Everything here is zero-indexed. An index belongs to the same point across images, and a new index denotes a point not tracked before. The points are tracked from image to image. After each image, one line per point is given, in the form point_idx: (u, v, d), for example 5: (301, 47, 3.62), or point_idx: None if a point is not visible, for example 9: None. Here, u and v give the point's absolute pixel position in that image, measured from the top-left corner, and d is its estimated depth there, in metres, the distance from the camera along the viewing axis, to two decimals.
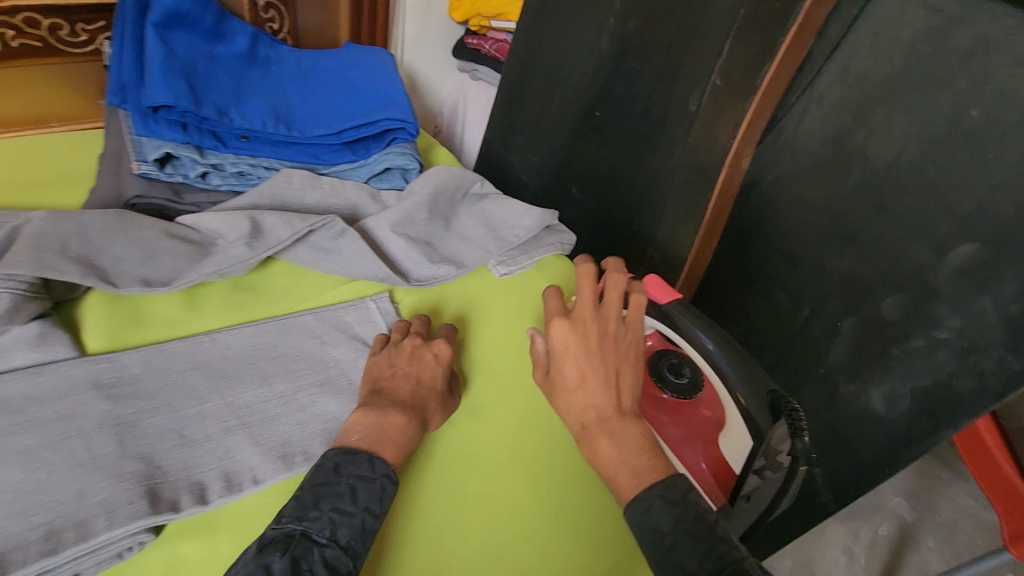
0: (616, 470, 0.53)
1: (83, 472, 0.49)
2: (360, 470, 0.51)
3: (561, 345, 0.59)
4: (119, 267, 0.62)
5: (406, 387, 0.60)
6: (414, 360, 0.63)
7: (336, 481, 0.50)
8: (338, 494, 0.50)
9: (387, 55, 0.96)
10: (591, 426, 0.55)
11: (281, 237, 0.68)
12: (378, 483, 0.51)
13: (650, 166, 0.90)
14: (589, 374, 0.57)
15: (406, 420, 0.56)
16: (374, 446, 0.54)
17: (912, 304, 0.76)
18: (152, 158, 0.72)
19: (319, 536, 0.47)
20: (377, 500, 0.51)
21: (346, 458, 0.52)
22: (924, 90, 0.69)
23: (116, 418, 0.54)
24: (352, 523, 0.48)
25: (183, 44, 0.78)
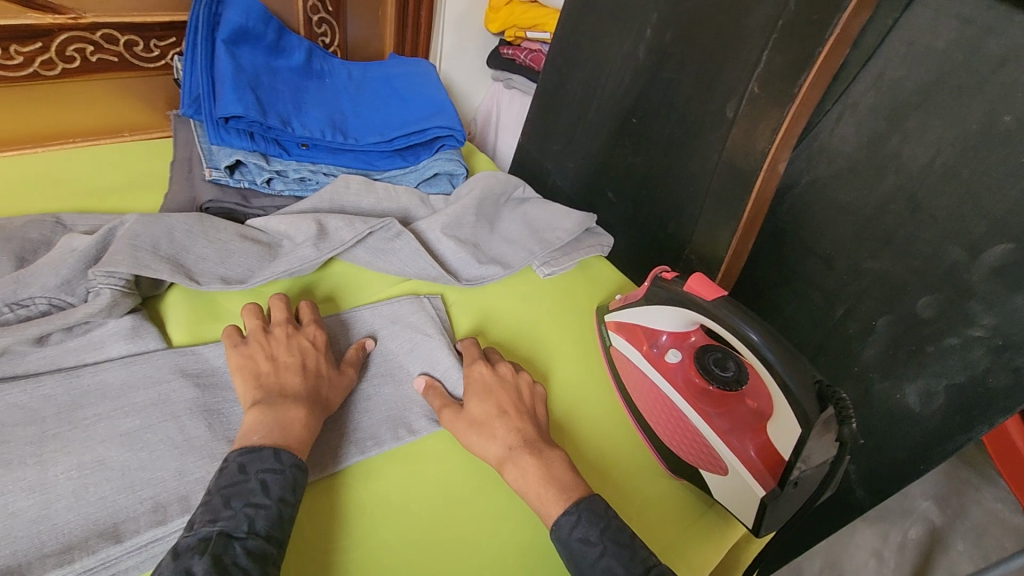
0: (536, 490, 0.56)
1: (180, 452, 0.54)
2: (266, 464, 0.51)
3: (484, 382, 0.65)
4: (202, 266, 0.67)
5: (294, 376, 0.60)
6: (292, 350, 0.62)
7: (243, 479, 0.50)
8: (249, 489, 0.49)
9: (431, 67, 1.01)
10: (516, 447, 0.58)
11: (345, 238, 0.73)
12: (289, 473, 0.51)
13: (687, 171, 0.94)
14: (509, 407, 0.62)
15: (305, 414, 0.56)
16: (280, 440, 0.53)
17: (946, 303, 0.79)
18: (223, 165, 0.77)
19: (238, 532, 0.46)
20: (290, 489, 0.51)
21: (248, 457, 0.51)
22: (958, 97, 0.72)
23: (205, 403, 0.58)
24: (269, 513, 0.48)
25: (249, 59, 0.83)
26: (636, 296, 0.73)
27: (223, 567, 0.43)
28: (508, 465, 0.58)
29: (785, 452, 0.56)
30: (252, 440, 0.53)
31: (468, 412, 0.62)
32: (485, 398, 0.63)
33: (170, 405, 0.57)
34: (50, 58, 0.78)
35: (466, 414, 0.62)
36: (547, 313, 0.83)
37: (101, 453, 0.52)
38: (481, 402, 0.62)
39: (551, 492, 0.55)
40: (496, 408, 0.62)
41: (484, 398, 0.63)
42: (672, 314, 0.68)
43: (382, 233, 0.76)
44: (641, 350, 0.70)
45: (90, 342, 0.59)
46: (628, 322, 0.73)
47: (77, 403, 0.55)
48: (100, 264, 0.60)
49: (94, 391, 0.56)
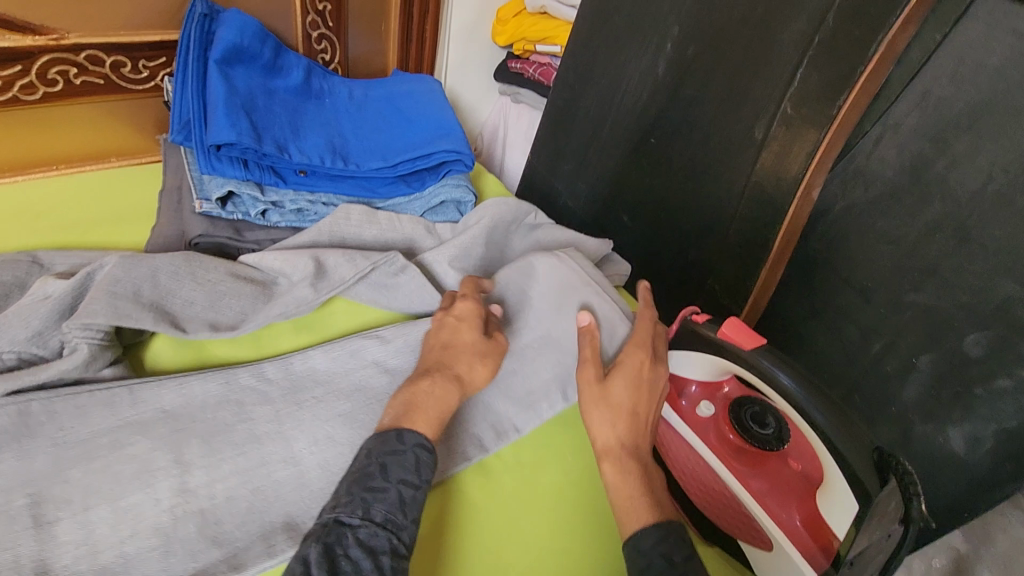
0: (626, 494, 0.52)
1: (183, 522, 0.50)
2: (388, 445, 0.50)
3: (634, 366, 0.60)
4: (189, 311, 0.61)
5: (435, 354, 0.61)
6: (446, 322, 0.64)
7: (366, 463, 0.49)
8: (368, 473, 0.48)
9: (437, 84, 0.96)
10: (625, 449, 0.55)
11: (345, 276, 0.67)
12: (410, 455, 0.50)
13: (709, 195, 0.88)
14: (641, 402, 0.58)
15: (433, 381, 0.57)
16: (403, 421, 0.53)
17: (999, 340, 0.72)
18: (215, 197, 0.72)
19: (353, 517, 0.46)
20: (412, 471, 0.49)
21: (376, 440, 0.51)
22: (1015, 119, 0.65)
23: (220, 457, 0.54)
24: (388, 497, 0.47)
25: (243, 80, 0.78)
26: (669, 334, 0.68)
27: (335, 555, 0.43)
28: (609, 459, 0.54)
29: (838, 530, 0.50)
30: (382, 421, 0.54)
31: (607, 388, 0.59)
32: (630, 387, 0.59)
33: (181, 462, 0.53)
34: (30, 83, 0.72)
35: (606, 388, 0.59)
36: None
37: (93, 525, 0.48)
38: (624, 389, 0.58)
39: (639, 503, 0.51)
40: (632, 403, 0.57)
41: (628, 387, 0.58)
42: (704, 361, 0.62)
43: (385, 268, 0.70)
44: (671, 404, 0.65)
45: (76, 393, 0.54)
46: None
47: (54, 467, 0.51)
48: (75, 316, 0.55)
49: (88, 450, 0.52)
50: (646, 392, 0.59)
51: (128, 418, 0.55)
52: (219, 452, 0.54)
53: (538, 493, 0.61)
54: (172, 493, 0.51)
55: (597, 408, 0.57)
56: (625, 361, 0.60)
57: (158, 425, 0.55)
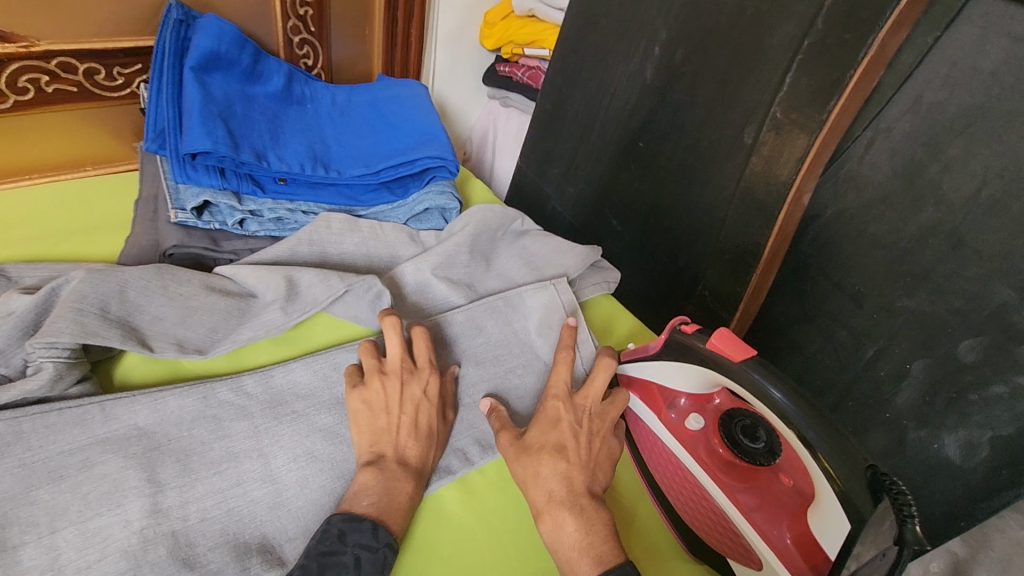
0: (565, 553, 0.52)
1: (154, 546, 0.47)
2: (364, 538, 0.49)
3: (555, 416, 0.60)
4: (158, 327, 0.60)
5: (409, 441, 0.57)
6: (408, 402, 0.58)
7: (340, 551, 0.48)
8: (341, 563, 0.47)
9: (422, 89, 0.94)
10: (558, 499, 0.54)
11: (318, 296, 0.65)
12: (381, 553, 0.49)
13: (698, 200, 0.86)
14: (570, 443, 0.58)
15: (413, 488, 0.55)
16: (383, 513, 0.52)
17: (992, 348, 0.71)
18: (190, 207, 0.70)
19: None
20: (380, 569, 0.49)
21: (350, 525, 0.49)
22: (1008, 123, 0.63)
23: (194, 477, 0.51)
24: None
25: (220, 86, 0.76)
26: (653, 347, 0.65)
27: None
28: (545, 517, 0.54)
29: (830, 551, 0.48)
30: (361, 504, 0.52)
31: (526, 441, 0.59)
32: (547, 430, 0.59)
33: (153, 482, 0.50)
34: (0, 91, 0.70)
35: (523, 442, 0.59)
36: (617, 328, 0.82)
37: (59, 550, 0.45)
38: (541, 433, 0.59)
39: (580, 563, 0.51)
40: (555, 444, 0.58)
41: (546, 430, 0.59)
42: (693, 373, 0.60)
43: (361, 290, 0.67)
44: (658, 414, 0.63)
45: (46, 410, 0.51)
46: (640, 378, 0.66)
47: (14, 486, 0.47)
48: (39, 334, 0.52)
49: (55, 469, 0.49)
50: (572, 434, 0.59)
51: (98, 435, 0.51)
52: (194, 470, 0.52)
53: (518, 512, 0.59)
54: (144, 514, 0.48)
55: (518, 462, 0.57)
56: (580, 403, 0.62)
57: (131, 442, 0.52)
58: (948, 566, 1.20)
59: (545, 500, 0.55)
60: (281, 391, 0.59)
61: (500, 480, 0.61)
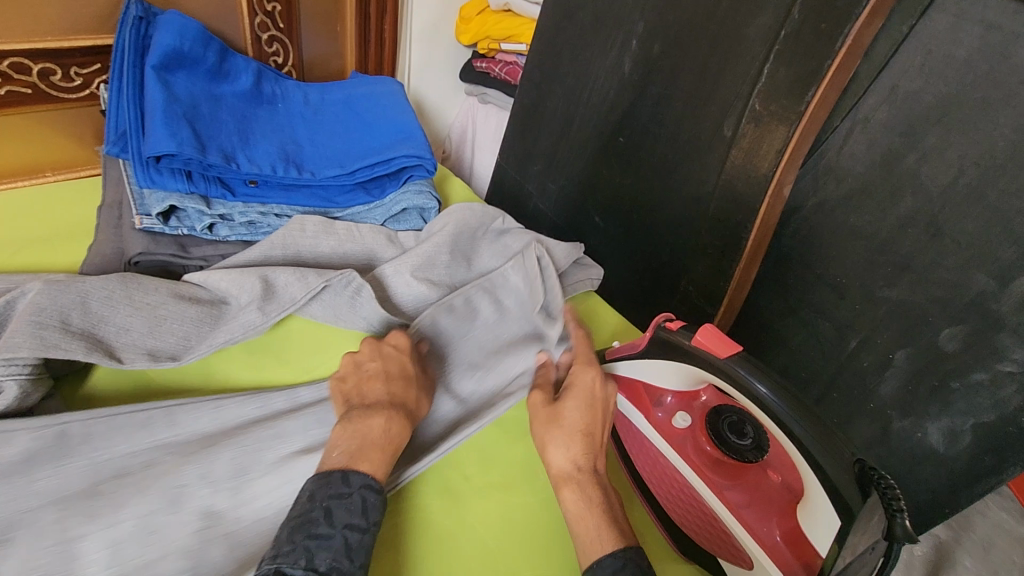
0: (592, 522, 0.50)
1: None
2: (334, 489, 0.47)
3: (588, 388, 0.60)
4: (124, 338, 0.57)
5: (378, 386, 0.57)
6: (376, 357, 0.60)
7: (310, 507, 0.46)
8: (312, 519, 0.45)
9: (399, 86, 0.92)
10: (586, 472, 0.54)
11: (295, 297, 0.63)
12: (356, 498, 0.47)
13: (680, 193, 0.85)
14: (598, 421, 0.58)
15: (386, 421, 0.54)
16: (354, 461, 0.50)
17: (973, 335, 0.71)
18: (155, 212, 0.67)
19: (294, 569, 0.42)
20: (359, 514, 0.46)
21: (318, 482, 0.48)
22: (984, 112, 0.63)
23: (226, 500, 0.50)
24: (333, 545, 0.44)
25: (185, 86, 0.73)
26: (639, 343, 0.63)
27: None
28: (571, 486, 0.53)
29: (821, 546, 0.48)
30: (332, 456, 0.50)
31: (558, 413, 0.57)
32: (583, 406, 0.58)
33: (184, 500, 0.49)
34: None
35: (557, 412, 0.58)
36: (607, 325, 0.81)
37: None
38: (579, 407, 0.58)
39: (607, 532, 0.49)
40: (589, 422, 0.57)
41: (581, 406, 0.58)
42: (677, 369, 0.59)
43: (340, 286, 0.65)
44: (644, 413, 0.62)
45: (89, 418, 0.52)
46: (626, 377, 0.65)
47: None
48: None
49: (91, 479, 0.49)
50: (600, 412, 0.59)
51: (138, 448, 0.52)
52: (226, 493, 0.50)
53: (504, 515, 0.57)
54: (170, 533, 0.47)
55: (547, 431, 0.56)
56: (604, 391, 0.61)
57: (170, 459, 0.52)
58: (931, 548, 1.22)
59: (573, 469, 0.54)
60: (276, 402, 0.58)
61: (482, 485, 0.60)
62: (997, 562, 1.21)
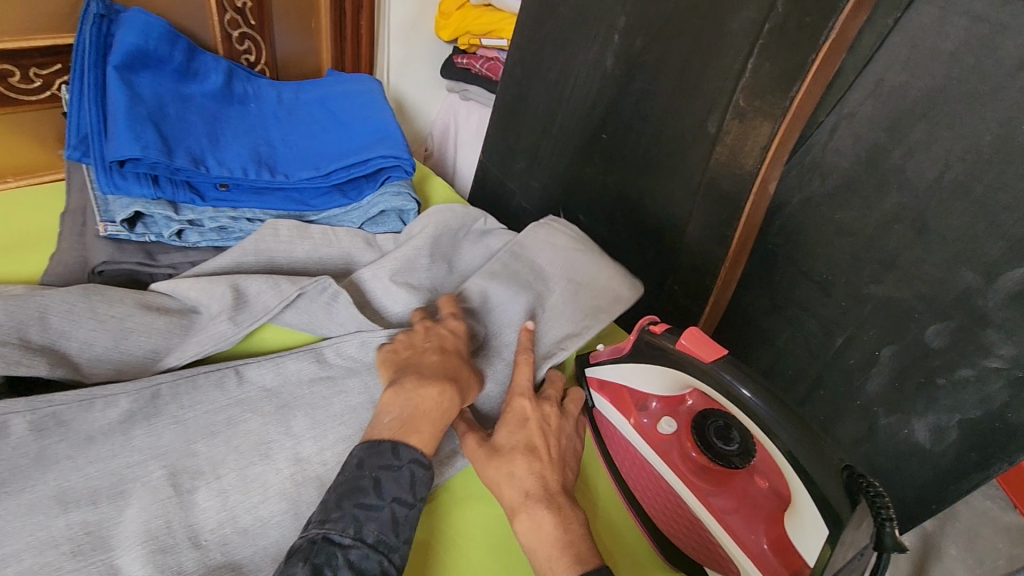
0: (546, 552, 0.49)
1: None
2: (384, 460, 0.48)
3: (523, 413, 0.58)
4: (90, 352, 0.55)
5: (434, 360, 0.57)
6: (431, 337, 0.60)
7: (359, 476, 0.47)
8: (361, 488, 0.46)
9: (376, 84, 0.90)
10: (535, 496, 0.51)
11: (268, 304, 0.61)
12: (405, 471, 0.48)
13: (665, 191, 0.84)
14: (540, 443, 0.55)
15: (440, 393, 0.53)
16: (402, 432, 0.50)
17: (959, 331, 0.70)
18: (119, 219, 0.64)
19: (343, 537, 0.44)
20: (407, 488, 0.47)
21: (369, 451, 0.48)
22: (970, 106, 0.63)
23: (253, 473, 0.53)
24: (380, 516, 0.45)
25: (150, 87, 0.71)
26: (624, 347, 0.62)
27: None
28: (523, 514, 0.50)
29: (808, 557, 0.46)
30: (382, 422, 0.51)
31: (497, 440, 0.55)
32: (516, 429, 0.56)
33: (213, 474, 0.52)
34: None
35: (494, 439, 0.55)
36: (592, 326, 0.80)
37: None
38: (512, 433, 0.56)
39: (560, 563, 0.48)
40: (527, 443, 0.55)
41: (516, 429, 0.56)
42: (662, 375, 0.58)
43: (315, 293, 0.63)
44: (628, 418, 0.61)
45: (111, 394, 0.53)
46: (611, 382, 0.63)
47: None
48: None
49: (118, 458, 0.50)
50: (540, 433, 0.57)
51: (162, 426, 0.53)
52: (253, 464, 0.53)
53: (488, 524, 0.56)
54: (203, 506, 0.50)
55: (490, 462, 0.54)
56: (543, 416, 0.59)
57: (196, 434, 0.53)
58: (917, 539, 1.22)
59: (521, 497, 0.51)
60: (260, 398, 0.57)
61: (463, 496, 0.58)
62: (982, 550, 1.22)
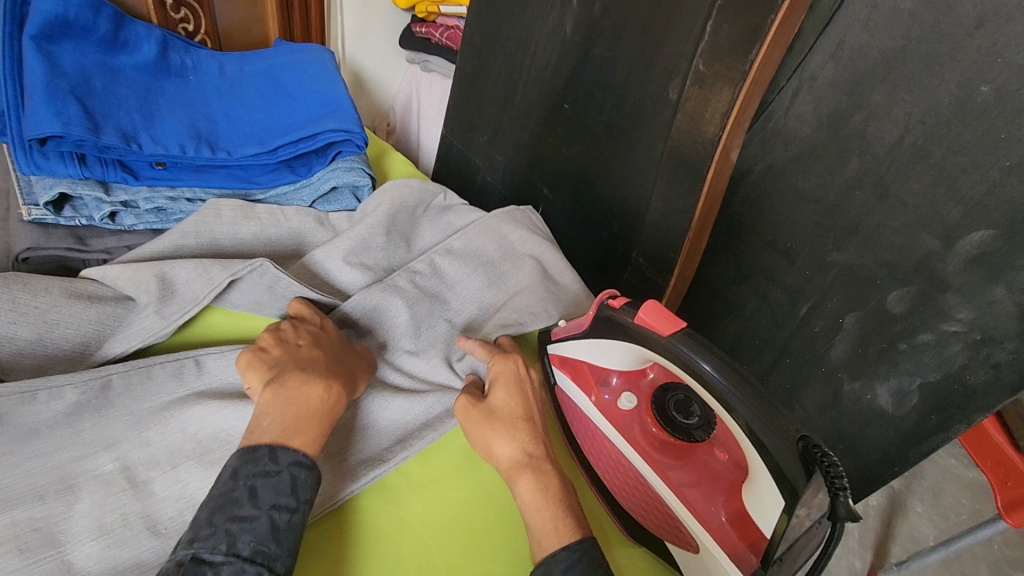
0: (548, 512, 0.48)
1: None
2: (260, 467, 0.45)
3: (512, 373, 0.57)
4: (18, 345, 0.53)
5: (311, 355, 0.54)
6: (303, 334, 0.56)
7: (233, 488, 0.44)
8: (235, 500, 0.43)
9: (326, 53, 0.85)
10: (538, 458, 0.51)
11: (197, 293, 0.58)
12: (285, 475, 0.45)
13: (627, 161, 0.82)
14: (532, 407, 0.55)
15: (324, 388, 0.51)
16: (288, 431, 0.47)
17: (919, 297, 0.70)
18: (43, 202, 0.61)
19: (214, 554, 0.40)
20: (288, 493, 0.45)
21: (245, 458, 0.45)
22: (928, 67, 0.61)
23: (214, 458, 0.50)
24: (257, 527, 0.42)
25: (73, 58, 0.66)
26: (583, 322, 0.60)
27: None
28: (525, 476, 0.50)
29: (766, 529, 0.46)
30: (262, 425, 0.47)
31: (491, 403, 0.55)
32: (513, 394, 0.56)
33: (169, 464, 0.49)
34: None
35: (488, 403, 0.55)
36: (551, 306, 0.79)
37: None
38: (508, 395, 0.55)
39: (564, 523, 0.48)
40: (524, 407, 0.55)
41: (513, 392, 0.56)
42: (621, 349, 0.57)
43: (254, 277, 0.60)
44: (591, 396, 0.60)
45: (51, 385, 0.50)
46: (572, 358, 0.62)
47: None
48: None
49: (66, 451, 0.48)
50: (533, 398, 0.56)
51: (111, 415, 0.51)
52: (214, 451, 0.51)
53: (441, 510, 0.55)
54: (160, 499, 0.48)
55: (486, 423, 0.53)
56: (517, 381, 0.57)
57: (147, 424, 0.51)
58: (884, 498, 1.25)
59: (526, 459, 0.51)
60: (221, 390, 0.55)
61: (425, 482, 0.57)
62: (945, 505, 1.25)
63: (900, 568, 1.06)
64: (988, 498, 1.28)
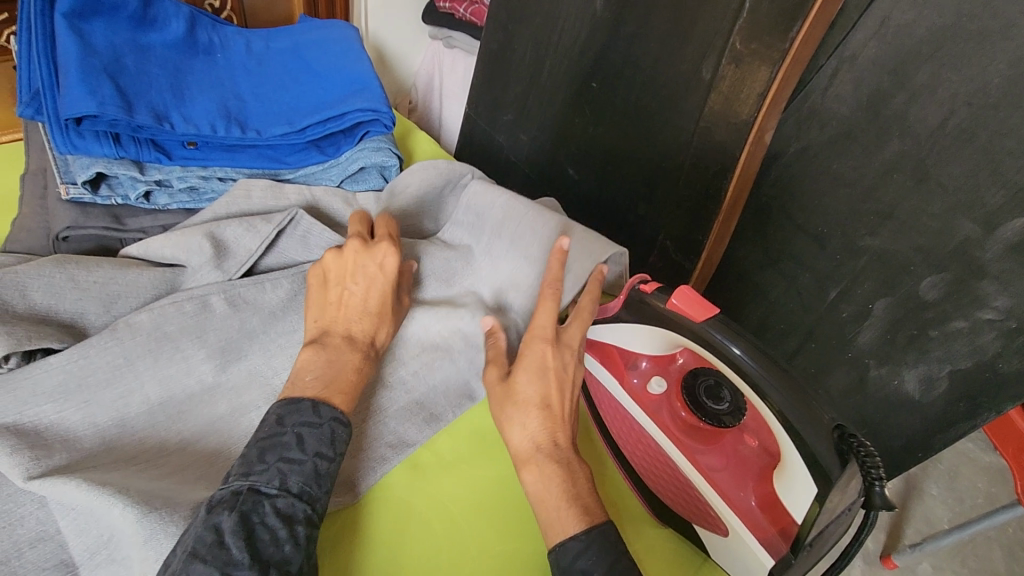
0: (552, 503, 0.49)
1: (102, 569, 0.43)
2: (305, 417, 0.48)
3: (541, 358, 0.55)
4: (88, 320, 0.55)
5: (353, 305, 0.56)
6: (361, 275, 0.57)
7: (280, 432, 0.47)
8: (284, 444, 0.46)
9: (352, 30, 0.84)
10: (545, 451, 0.51)
11: (250, 248, 0.60)
12: (326, 428, 0.48)
13: (656, 142, 0.80)
14: (556, 396, 0.53)
15: (360, 360, 0.54)
16: (322, 392, 0.50)
17: (955, 283, 0.69)
18: (80, 181, 0.62)
19: (269, 488, 0.44)
20: (328, 444, 0.48)
21: (288, 408, 0.48)
22: (978, 47, 0.59)
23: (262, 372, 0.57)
24: (304, 469, 0.46)
25: (104, 36, 0.66)
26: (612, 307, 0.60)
27: (250, 524, 0.42)
28: (530, 466, 0.51)
29: (797, 513, 0.47)
30: (306, 380, 0.51)
31: (510, 387, 0.54)
32: (538, 377, 0.54)
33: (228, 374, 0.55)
34: None
35: (510, 386, 0.54)
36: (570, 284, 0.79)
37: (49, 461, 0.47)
38: (530, 381, 0.54)
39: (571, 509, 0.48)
40: (542, 395, 0.53)
41: (536, 378, 0.54)
42: (652, 334, 0.57)
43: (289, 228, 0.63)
44: (619, 378, 0.60)
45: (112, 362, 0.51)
46: (601, 341, 0.61)
47: None
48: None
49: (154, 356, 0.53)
50: (559, 384, 0.54)
51: (169, 367, 0.53)
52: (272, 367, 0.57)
53: (472, 495, 0.56)
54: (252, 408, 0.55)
55: (502, 409, 0.54)
56: (547, 363, 0.54)
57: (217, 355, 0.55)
58: (901, 481, 1.25)
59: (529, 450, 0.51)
60: (261, 313, 0.57)
61: (453, 461, 0.59)
62: (962, 489, 1.25)
63: (914, 551, 1.06)
64: (1005, 483, 1.27)
